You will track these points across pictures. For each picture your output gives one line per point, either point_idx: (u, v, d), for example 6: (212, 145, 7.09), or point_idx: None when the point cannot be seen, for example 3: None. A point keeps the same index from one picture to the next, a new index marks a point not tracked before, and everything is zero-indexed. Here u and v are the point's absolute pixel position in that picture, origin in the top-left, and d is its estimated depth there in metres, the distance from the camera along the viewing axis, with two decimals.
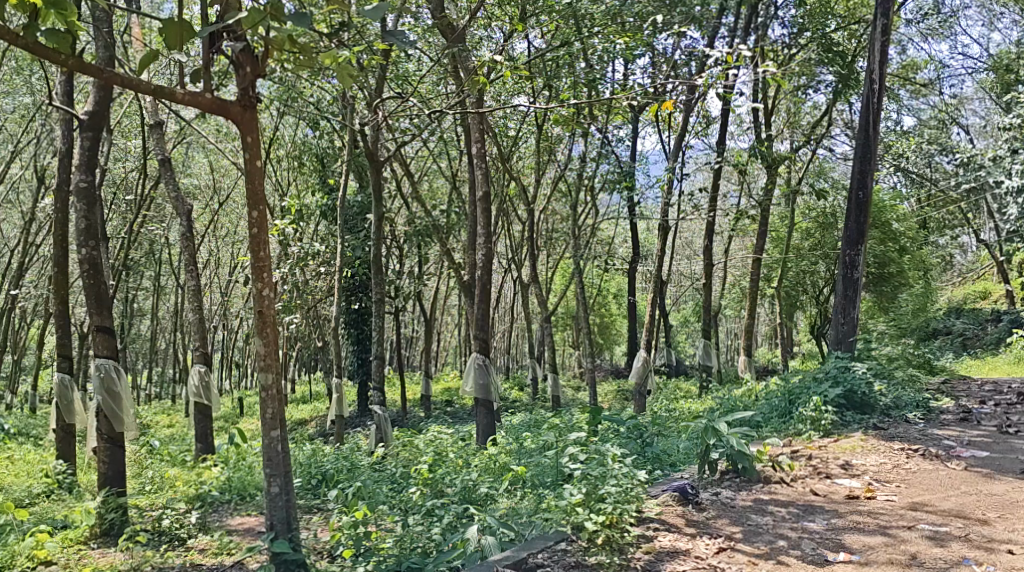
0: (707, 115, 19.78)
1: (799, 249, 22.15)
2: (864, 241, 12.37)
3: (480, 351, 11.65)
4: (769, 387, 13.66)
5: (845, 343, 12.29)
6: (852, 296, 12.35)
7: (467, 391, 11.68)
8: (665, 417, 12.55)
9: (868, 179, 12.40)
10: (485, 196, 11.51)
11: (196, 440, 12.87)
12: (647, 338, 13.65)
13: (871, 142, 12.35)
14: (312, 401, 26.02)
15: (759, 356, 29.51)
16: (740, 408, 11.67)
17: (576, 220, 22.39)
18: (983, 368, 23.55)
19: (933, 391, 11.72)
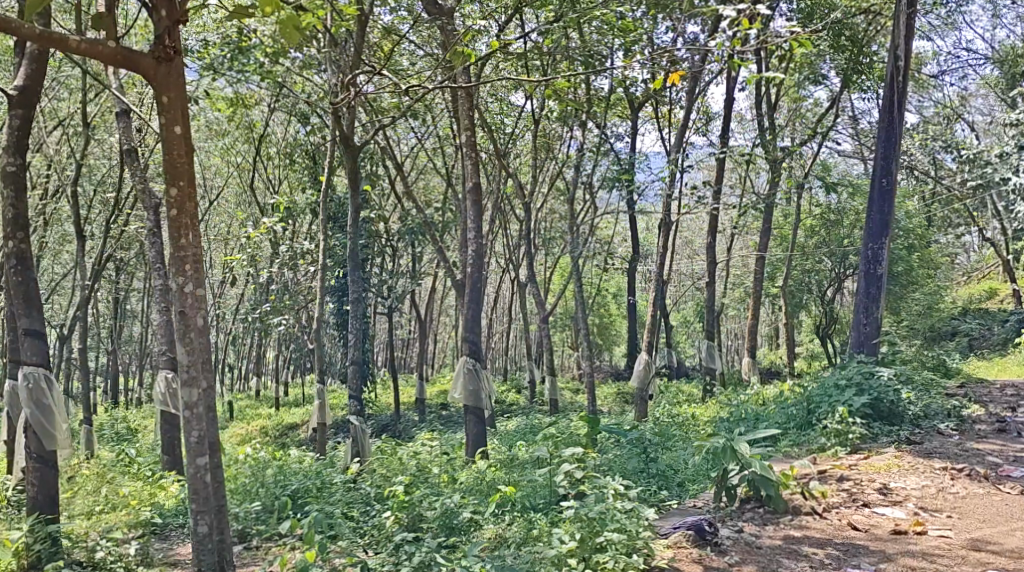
0: (709, 110, 19.18)
1: (805, 249, 21.55)
2: (888, 233, 11.78)
3: (470, 354, 11.08)
4: (779, 392, 13.07)
5: (869, 346, 11.62)
6: (876, 294, 11.73)
7: (455, 398, 11.03)
8: (668, 425, 11.94)
9: (893, 166, 11.81)
10: (477, 188, 10.96)
11: (165, 451, 12.25)
12: (646, 341, 12.99)
13: (895, 125, 11.78)
14: (304, 404, 25.44)
15: (762, 357, 28.94)
16: (751, 418, 11.08)
17: (575, 218, 21.81)
18: (992, 369, 23.01)
19: (959, 397, 11.13)
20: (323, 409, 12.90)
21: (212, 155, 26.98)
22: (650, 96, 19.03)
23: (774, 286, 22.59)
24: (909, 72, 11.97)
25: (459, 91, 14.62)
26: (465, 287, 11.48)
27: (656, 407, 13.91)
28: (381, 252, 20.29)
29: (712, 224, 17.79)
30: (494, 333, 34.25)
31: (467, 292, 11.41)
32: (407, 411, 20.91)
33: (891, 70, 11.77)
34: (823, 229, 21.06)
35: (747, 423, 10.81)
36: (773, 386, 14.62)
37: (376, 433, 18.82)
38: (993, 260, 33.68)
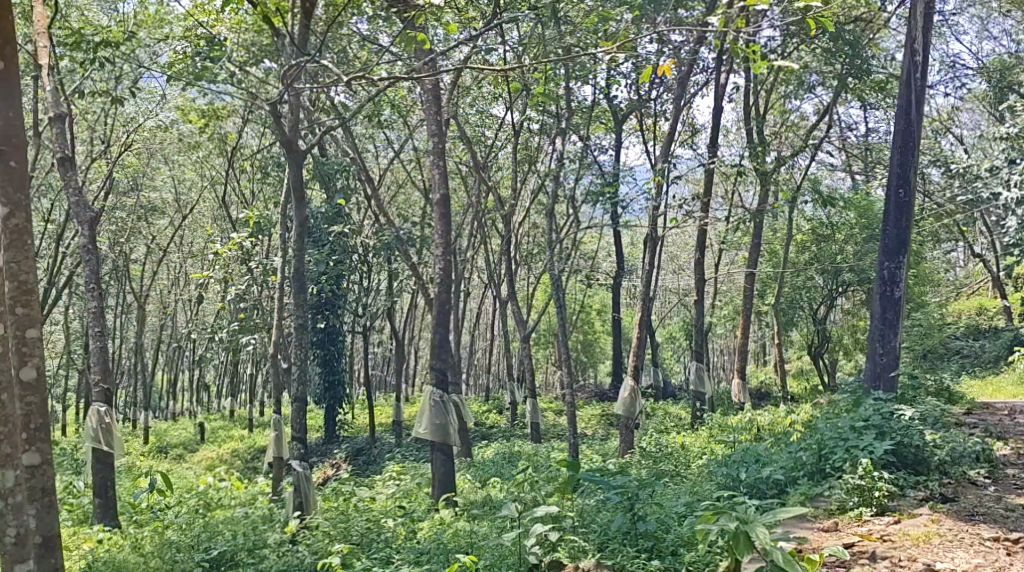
0: (694, 122, 18.53)
1: (794, 265, 20.93)
2: (904, 251, 11.05)
3: (436, 385, 10.21)
4: (778, 423, 12.30)
5: (887, 380, 10.90)
6: (893, 320, 10.98)
7: (421, 434, 10.22)
8: (659, 463, 11.10)
9: (911, 174, 11.11)
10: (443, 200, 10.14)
11: (95, 493, 11.13)
12: (633, 368, 12.18)
13: (913, 129, 11.09)
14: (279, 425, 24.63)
15: (749, 376, 28.30)
16: (750, 453, 10.23)
17: (557, 234, 21.08)
18: (987, 390, 22.36)
19: (979, 432, 10.33)
20: (282, 442, 12.00)
21: (184, 169, 26.18)
22: (634, 107, 18.39)
23: (764, 304, 21.95)
24: (927, 78, 11.32)
25: (431, 98, 13.93)
26: (436, 310, 10.60)
27: (644, 435, 13.13)
28: (356, 270, 19.50)
29: (700, 238, 17.08)
30: (476, 350, 33.54)
31: (439, 316, 10.56)
32: (384, 435, 20.08)
33: (906, 78, 11.18)
34: (815, 244, 20.44)
35: (743, 461, 9.89)
36: (768, 411, 13.90)
37: (350, 459, 17.99)
38: (982, 276, 33.15)
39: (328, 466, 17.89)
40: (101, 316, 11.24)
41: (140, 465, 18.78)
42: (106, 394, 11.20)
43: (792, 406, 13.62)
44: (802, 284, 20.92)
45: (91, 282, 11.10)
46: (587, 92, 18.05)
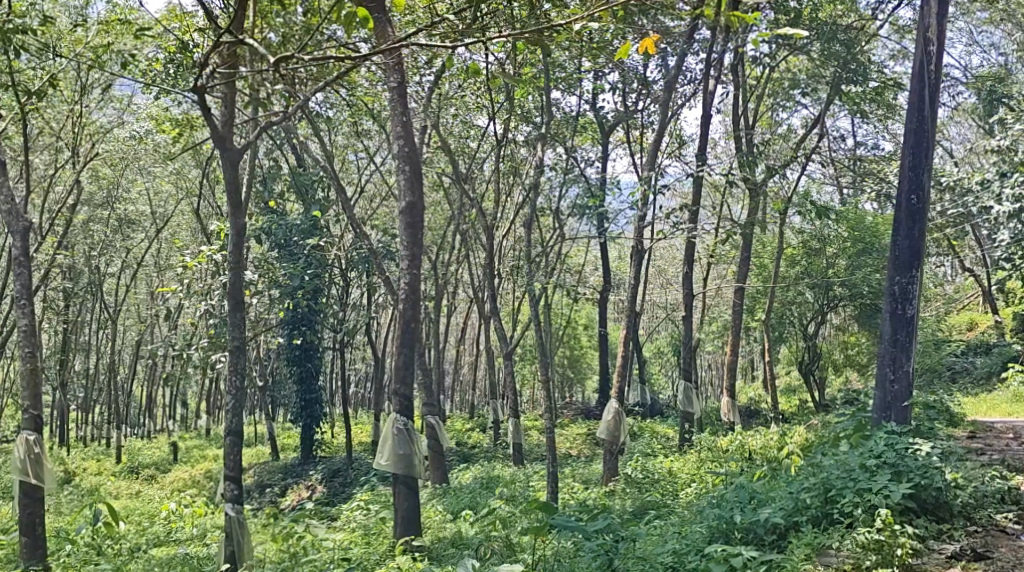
0: (682, 133, 18.01)
1: (784, 280, 20.44)
2: (918, 264, 10.10)
3: (401, 413, 9.75)
4: (773, 450, 11.69)
5: (898, 410, 9.95)
6: (905, 344, 10.06)
7: (383, 466, 9.74)
8: (647, 496, 10.46)
9: (925, 176, 10.14)
10: (406, 217, 9.75)
11: (21, 531, 10.36)
12: (617, 390, 11.56)
13: (928, 120, 10.13)
14: (256, 445, 24.00)
15: (738, 393, 27.83)
16: (740, 485, 9.46)
17: (542, 248, 20.54)
18: (980, 408, 21.91)
19: (995, 465, 9.70)
20: None
21: (158, 181, 25.46)
22: (620, 118, 17.86)
23: (754, 319, 21.45)
24: (942, 68, 10.34)
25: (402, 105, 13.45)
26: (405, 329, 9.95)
27: (629, 460, 12.50)
28: (335, 287, 18.86)
29: (688, 252, 16.57)
30: (459, 366, 32.91)
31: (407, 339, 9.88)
32: (362, 456, 19.45)
33: (919, 67, 10.21)
34: (806, 257, 19.99)
35: (736, 493, 9.19)
36: (759, 432, 13.34)
37: (327, 481, 17.35)
38: (973, 290, 32.77)
39: (303, 489, 17.26)
40: (34, 336, 10.66)
41: (107, 487, 18.16)
42: (37, 420, 10.54)
43: (784, 429, 13.05)
44: (792, 300, 20.46)
45: (20, 296, 10.50)
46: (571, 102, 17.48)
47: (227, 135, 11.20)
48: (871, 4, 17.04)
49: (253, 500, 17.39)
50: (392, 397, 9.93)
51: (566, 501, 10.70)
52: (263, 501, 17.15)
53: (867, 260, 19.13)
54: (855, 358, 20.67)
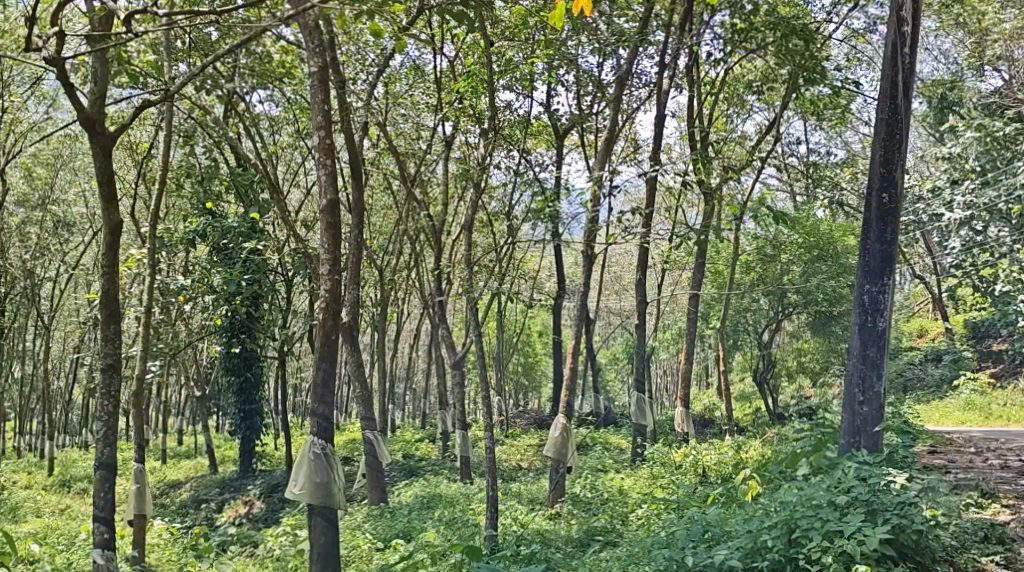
0: (636, 136, 17.57)
1: (739, 286, 20.07)
2: (888, 271, 9.56)
3: (318, 437, 9.21)
4: (729, 468, 11.20)
5: (869, 435, 9.38)
6: (875, 358, 9.51)
7: (295, 494, 9.18)
8: (595, 520, 9.97)
9: (896, 173, 9.61)
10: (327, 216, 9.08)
11: None
12: (564, 407, 11.02)
13: (900, 111, 9.60)
14: (197, 456, 23.18)
15: (693, 401, 27.47)
16: (693, 515, 8.86)
17: (494, 254, 20.00)
18: (933, 416, 21.77)
19: (968, 492, 9.25)
20: (145, 498, 11.42)
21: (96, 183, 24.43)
22: (574, 120, 17.39)
23: (709, 327, 21.06)
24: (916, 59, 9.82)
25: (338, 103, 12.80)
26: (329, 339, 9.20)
27: (577, 480, 11.92)
28: (277, 294, 18.10)
29: (641, 257, 16.12)
30: (410, 375, 32.17)
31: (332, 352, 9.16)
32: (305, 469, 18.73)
33: (892, 57, 9.68)
34: (760, 264, 19.65)
35: (690, 525, 8.61)
36: (713, 445, 12.88)
37: (266, 497, 16.61)
38: (924, 297, 32.81)
39: (240, 505, 16.54)
40: None
41: (33, 502, 17.31)
42: None
43: (740, 443, 12.59)
44: (746, 307, 20.13)
45: None
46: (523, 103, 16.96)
47: (98, 118, 9.05)
48: (826, 7, 16.67)
49: (187, 517, 16.65)
50: (311, 419, 9.32)
51: (511, 528, 10.10)
52: (197, 517, 16.42)
53: (822, 267, 18.82)
54: (810, 365, 20.39)
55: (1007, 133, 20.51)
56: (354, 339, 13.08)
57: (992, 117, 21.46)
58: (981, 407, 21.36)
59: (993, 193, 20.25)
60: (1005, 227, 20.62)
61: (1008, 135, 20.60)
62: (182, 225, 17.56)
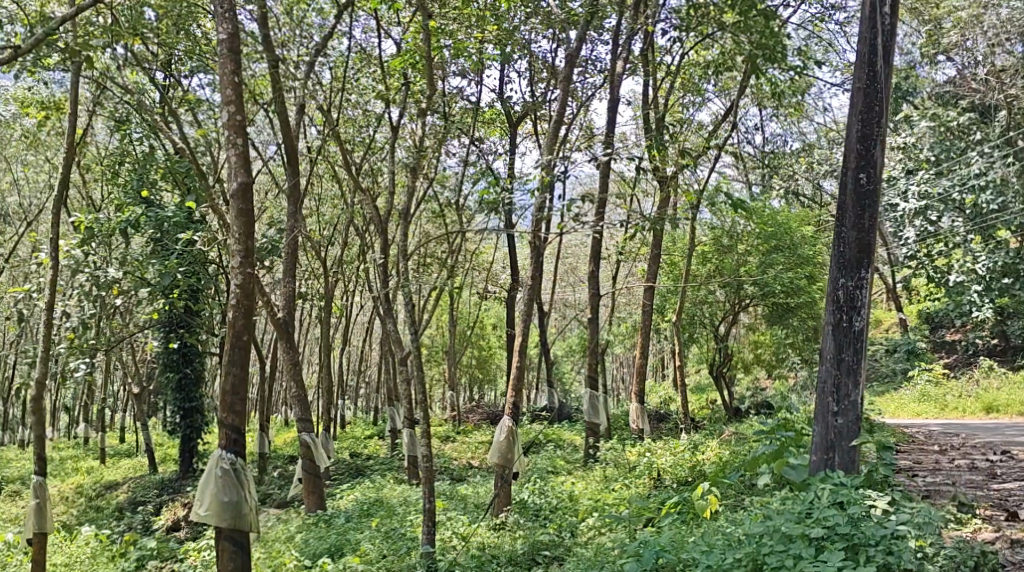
0: (590, 123, 17.05)
1: (694, 278, 19.59)
2: (865, 259, 8.97)
3: (226, 446, 9.01)
4: (686, 472, 10.69)
5: (843, 451, 8.83)
6: (852, 363, 8.93)
7: (201, 516, 9.01)
8: (542, 534, 9.41)
9: (876, 151, 9.00)
10: (240, 205, 8.87)
11: None
12: (511, 410, 10.60)
13: (881, 80, 8.97)
14: (137, 456, 22.31)
15: (649, 394, 27.06)
16: (645, 539, 8.27)
17: (444, 245, 19.38)
18: (889, 408, 21.57)
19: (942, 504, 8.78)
20: (45, 512, 10.75)
21: (29, 172, 23.31)
22: (527, 108, 16.84)
23: (664, 320, 20.61)
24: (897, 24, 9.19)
25: (273, 82, 12.06)
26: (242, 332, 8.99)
27: (525, 484, 11.38)
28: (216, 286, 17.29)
29: (594, 248, 15.58)
30: (361, 369, 31.41)
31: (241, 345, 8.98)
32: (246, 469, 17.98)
33: (870, 19, 9.04)
34: (716, 256, 19.18)
35: (641, 552, 8.01)
36: (668, 443, 12.36)
37: None
38: (877, 288, 32.77)
39: (178, 508, 15.75)
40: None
41: None
42: None
43: (697, 442, 12.09)
44: (703, 299, 19.71)
45: None
46: (472, 89, 16.36)
47: None
48: None
49: (122, 521, 15.86)
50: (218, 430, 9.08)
51: (454, 550, 9.42)
52: (134, 521, 15.63)
53: (779, 258, 18.50)
54: (766, 358, 20.09)
55: (962, 123, 20.61)
56: (292, 337, 12.32)
57: (946, 106, 21.33)
58: (937, 398, 21.20)
59: (947, 183, 20.36)
60: (958, 216, 20.77)
61: (962, 126, 20.58)
62: (114, 214, 16.71)
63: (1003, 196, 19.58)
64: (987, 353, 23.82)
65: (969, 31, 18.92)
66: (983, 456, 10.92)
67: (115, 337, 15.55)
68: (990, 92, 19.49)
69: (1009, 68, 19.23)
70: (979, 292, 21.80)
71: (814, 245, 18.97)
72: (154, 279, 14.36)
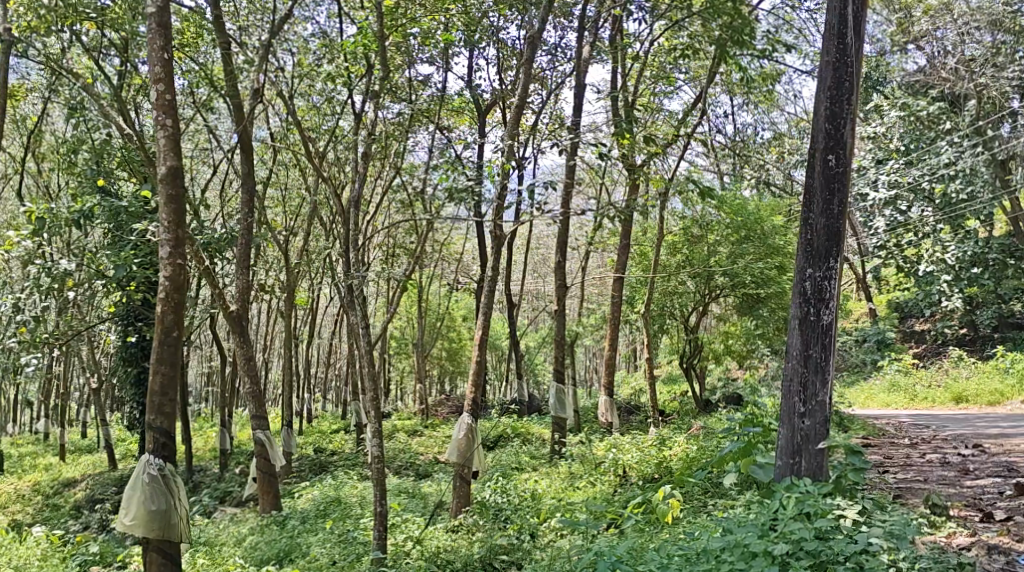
0: (559, 112, 16.73)
1: (665, 268, 19.30)
2: (834, 247, 8.73)
3: (154, 452, 9.00)
4: (652, 469, 10.45)
5: (809, 455, 8.58)
6: (819, 359, 8.70)
7: (126, 525, 8.96)
8: (500, 536, 9.16)
9: (845, 130, 8.76)
10: (173, 192, 9.08)
11: None
12: (470, 406, 10.37)
13: (849, 54, 8.73)
14: (97, 452, 21.80)
15: (620, 386, 26.85)
16: (603, 547, 7.89)
17: (409, 236, 19.00)
18: (858, 399, 21.49)
19: (916, 508, 8.58)
20: None
21: None
22: (496, 96, 16.49)
23: (634, 310, 20.35)
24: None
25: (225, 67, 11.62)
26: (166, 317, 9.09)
27: (488, 483, 11.10)
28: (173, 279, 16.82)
29: (562, 239, 15.29)
30: (330, 361, 30.97)
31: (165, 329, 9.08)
32: (207, 466, 17.56)
33: None
34: (687, 245, 18.84)
35: (596, 564, 7.61)
36: (636, 438, 12.11)
37: None
38: (848, 277, 32.75)
39: None
40: None
41: None
42: None
43: (665, 436, 11.83)
44: (673, 290, 19.45)
45: None
46: (436, 77, 15.98)
47: None
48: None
49: (78, 520, 15.40)
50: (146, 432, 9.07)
51: (410, 559, 9.06)
52: (89, 521, 15.21)
53: (750, 248, 18.26)
54: (737, 349, 19.94)
55: (932, 113, 20.34)
56: (245, 331, 11.96)
57: (916, 95, 21.18)
58: (906, 389, 21.14)
59: (917, 173, 19.97)
60: (928, 207, 20.74)
61: (931, 115, 20.31)
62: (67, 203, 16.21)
63: (972, 184, 20.03)
64: (957, 343, 23.77)
65: (938, 20, 18.96)
66: (954, 451, 10.77)
67: (67, 331, 15.06)
68: (959, 81, 19.22)
69: (979, 58, 19.00)
70: (948, 283, 21.76)
71: (785, 234, 18.79)
72: (107, 272, 13.89)
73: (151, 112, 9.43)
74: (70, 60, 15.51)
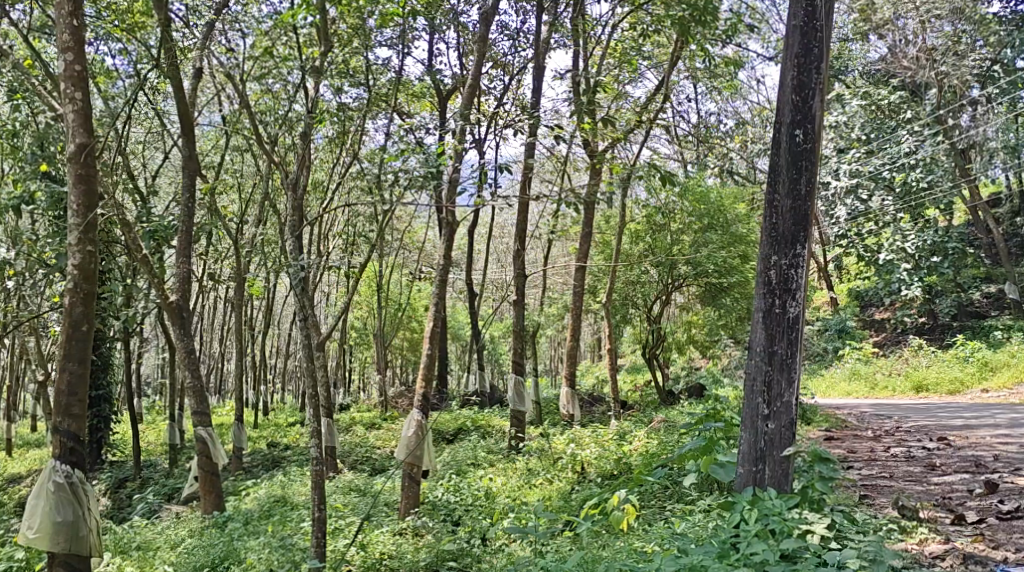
0: (519, 97, 16.36)
1: (627, 257, 18.98)
2: (801, 232, 8.46)
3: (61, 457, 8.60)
4: (611, 465, 10.16)
5: (773, 462, 8.31)
6: (786, 356, 8.41)
7: (30, 537, 8.61)
8: (452, 544, 8.80)
9: (813, 103, 8.47)
10: (79, 175, 8.73)
11: None
12: (420, 402, 10.01)
13: (818, 22, 8.42)
14: (45, 447, 21.13)
15: (583, 376, 26.56)
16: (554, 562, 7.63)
17: (365, 225, 18.53)
18: (820, 388, 21.37)
19: (884, 512, 8.34)
20: None
21: None
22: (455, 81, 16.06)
23: (596, 300, 20.04)
24: None
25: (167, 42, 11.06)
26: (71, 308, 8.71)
27: (443, 481, 10.73)
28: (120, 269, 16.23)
29: (522, 228, 14.91)
30: (288, 352, 30.39)
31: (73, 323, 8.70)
32: (156, 461, 17.02)
33: None
34: (649, 234, 18.55)
35: None
36: (596, 432, 11.78)
37: (110, 494, 14.86)
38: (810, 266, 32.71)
39: None
40: None
41: None
42: None
43: (626, 432, 11.52)
44: (636, 279, 19.15)
45: None
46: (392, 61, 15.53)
47: None
48: None
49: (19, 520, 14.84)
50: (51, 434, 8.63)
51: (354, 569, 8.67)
52: None
53: (713, 237, 18.01)
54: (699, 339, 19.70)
55: (892, 102, 20.40)
56: (188, 322, 11.47)
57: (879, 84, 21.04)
58: (868, 378, 21.06)
59: (877, 162, 20.46)
60: (889, 195, 20.58)
61: (892, 104, 20.45)
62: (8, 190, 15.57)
63: (933, 173, 20.07)
64: (917, 331, 23.75)
65: (902, 6, 18.52)
66: (920, 445, 10.58)
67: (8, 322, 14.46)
68: (921, 71, 19.05)
69: (942, 47, 18.85)
70: (908, 271, 21.27)
71: (747, 223, 18.61)
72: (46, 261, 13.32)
73: (58, 82, 9.00)
74: (10, 40, 14.85)
